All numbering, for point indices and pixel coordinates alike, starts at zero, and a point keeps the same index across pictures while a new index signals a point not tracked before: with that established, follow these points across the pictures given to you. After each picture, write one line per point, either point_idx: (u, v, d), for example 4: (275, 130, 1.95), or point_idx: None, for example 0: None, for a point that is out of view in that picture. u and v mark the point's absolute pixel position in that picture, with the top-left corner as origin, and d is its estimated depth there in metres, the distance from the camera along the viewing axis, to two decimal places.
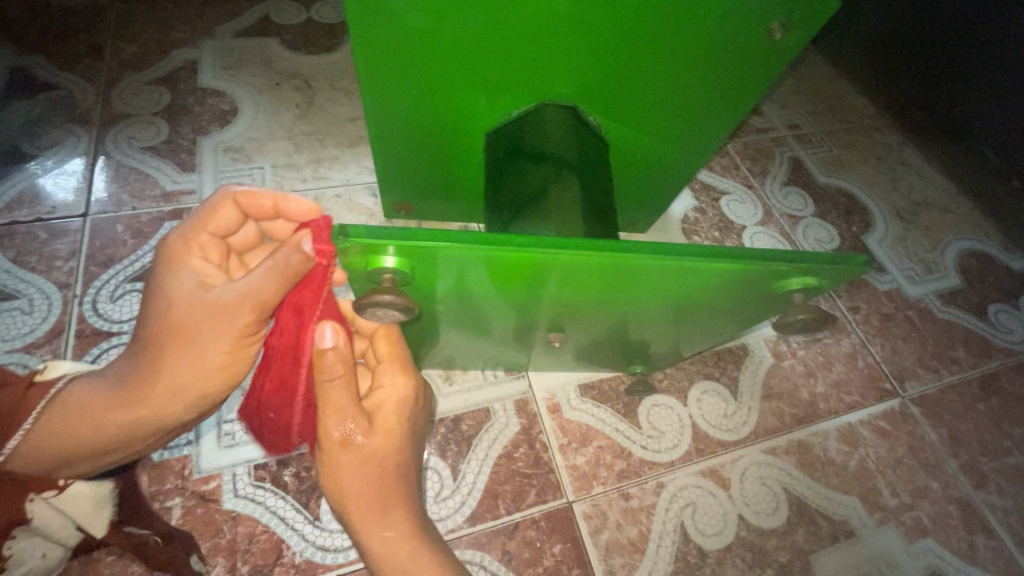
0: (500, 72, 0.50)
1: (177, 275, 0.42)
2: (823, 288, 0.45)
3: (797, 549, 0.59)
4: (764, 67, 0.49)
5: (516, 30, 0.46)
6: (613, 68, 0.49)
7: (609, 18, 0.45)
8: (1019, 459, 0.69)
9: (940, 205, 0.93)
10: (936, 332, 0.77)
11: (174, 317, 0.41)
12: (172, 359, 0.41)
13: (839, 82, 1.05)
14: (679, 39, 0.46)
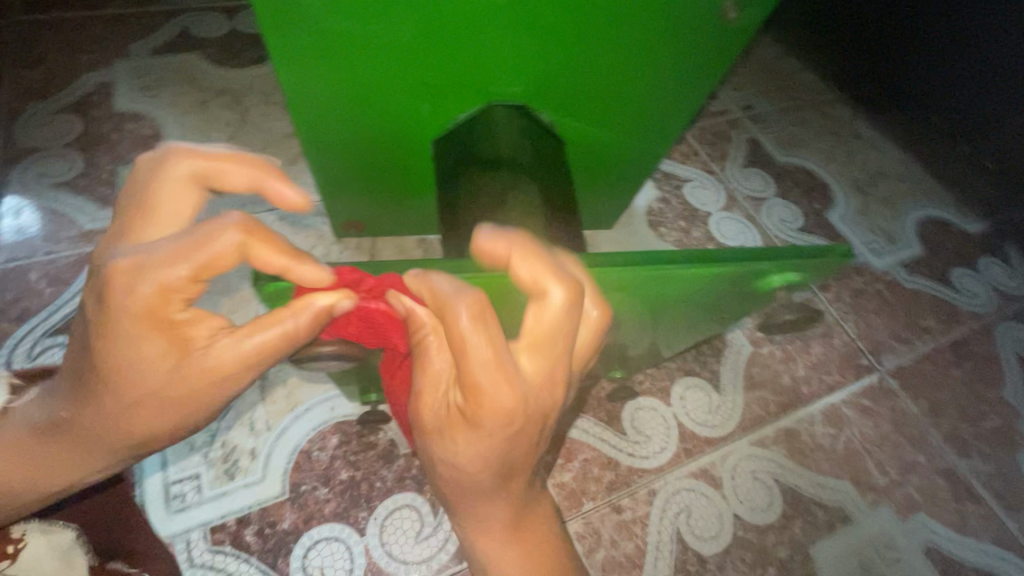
0: (442, 77, 0.46)
1: (128, 323, 0.29)
2: (805, 280, 0.44)
3: (795, 542, 0.57)
4: (718, 49, 0.47)
5: (456, 29, 0.42)
6: (565, 63, 0.46)
7: (558, 11, 0.41)
8: (997, 421, 0.69)
9: (895, 175, 0.94)
10: (904, 302, 0.77)
11: (130, 373, 0.31)
12: (144, 410, 0.33)
13: (787, 61, 1.06)
14: (633, 31, 0.43)
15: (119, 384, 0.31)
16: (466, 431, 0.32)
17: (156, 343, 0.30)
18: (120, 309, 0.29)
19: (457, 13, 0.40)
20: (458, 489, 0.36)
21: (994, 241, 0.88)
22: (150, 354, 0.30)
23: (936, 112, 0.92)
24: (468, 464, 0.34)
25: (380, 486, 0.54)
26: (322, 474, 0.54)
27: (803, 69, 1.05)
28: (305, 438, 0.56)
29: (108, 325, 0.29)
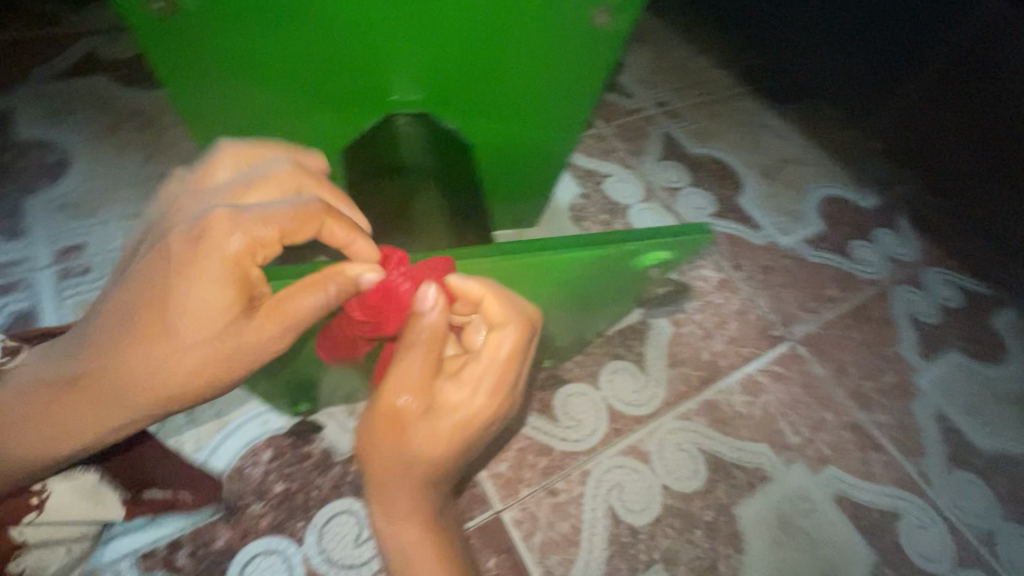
0: (335, 84, 0.49)
1: (214, 259, 0.36)
2: (677, 263, 0.48)
3: (719, 505, 0.61)
4: (599, 57, 0.50)
5: (336, 38, 0.45)
6: (450, 65, 0.49)
7: (434, 21, 0.45)
8: (894, 375, 0.76)
9: (798, 157, 1.01)
10: (809, 275, 0.84)
11: (183, 309, 0.36)
12: (166, 351, 0.37)
13: (697, 59, 1.13)
14: (507, 33, 0.47)
15: (166, 316, 0.36)
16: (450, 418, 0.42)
17: (222, 285, 0.36)
18: (211, 241, 0.36)
19: (332, 23, 0.44)
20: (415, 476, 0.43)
21: (888, 213, 0.95)
22: (213, 293, 0.36)
23: (828, 99, 1.00)
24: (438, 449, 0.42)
25: (316, 494, 0.54)
26: (256, 488, 0.54)
27: (712, 65, 1.12)
28: (236, 455, 0.56)
29: (196, 258, 0.36)
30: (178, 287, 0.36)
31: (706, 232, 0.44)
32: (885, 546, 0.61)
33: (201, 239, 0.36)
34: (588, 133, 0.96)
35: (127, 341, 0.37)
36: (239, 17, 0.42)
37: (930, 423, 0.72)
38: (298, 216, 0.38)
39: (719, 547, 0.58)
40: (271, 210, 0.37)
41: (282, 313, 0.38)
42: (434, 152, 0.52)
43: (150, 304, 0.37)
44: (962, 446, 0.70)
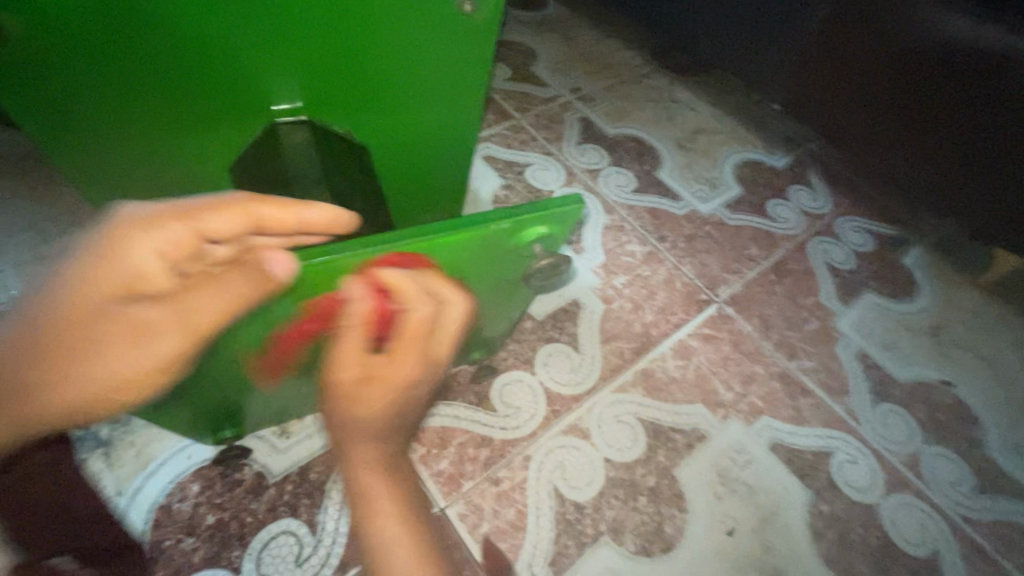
0: (211, 102, 0.49)
1: (116, 250, 0.35)
2: (558, 233, 0.45)
3: (661, 469, 0.62)
4: (476, 50, 0.49)
5: (195, 58, 0.45)
6: (323, 69, 0.50)
7: (298, 30, 0.46)
8: (817, 323, 0.79)
9: (712, 129, 1.04)
10: (730, 238, 0.87)
11: (91, 298, 0.35)
12: (105, 351, 0.37)
13: (607, 44, 1.16)
14: (371, 33, 0.47)
15: (72, 308, 0.35)
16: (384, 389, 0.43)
17: (128, 277, 0.35)
18: (119, 237, 0.35)
19: (187, 45, 0.44)
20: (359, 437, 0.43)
21: (799, 171, 1.00)
22: (116, 283, 0.35)
23: (730, 70, 1.04)
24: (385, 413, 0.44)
25: (251, 520, 0.53)
26: (185, 524, 0.52)
27: (622, 49, 1.15)
28: (162, 493, 0.53)
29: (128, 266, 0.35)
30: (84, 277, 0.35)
31: (581, 202, 0.43)
32: (820, 484, 0.64)
33: (111, 234, 0.35)
34: (505, 124, 0.96)
35: (39, 334, 0.35)
36: (93, 49, 0.41)
37: (853, 362, 0.76)
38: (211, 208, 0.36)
39: (663, 510, 0.60)
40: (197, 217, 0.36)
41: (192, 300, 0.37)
42: (320, 159, 0.54)
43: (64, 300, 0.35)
44: (883, 380, 0.74)
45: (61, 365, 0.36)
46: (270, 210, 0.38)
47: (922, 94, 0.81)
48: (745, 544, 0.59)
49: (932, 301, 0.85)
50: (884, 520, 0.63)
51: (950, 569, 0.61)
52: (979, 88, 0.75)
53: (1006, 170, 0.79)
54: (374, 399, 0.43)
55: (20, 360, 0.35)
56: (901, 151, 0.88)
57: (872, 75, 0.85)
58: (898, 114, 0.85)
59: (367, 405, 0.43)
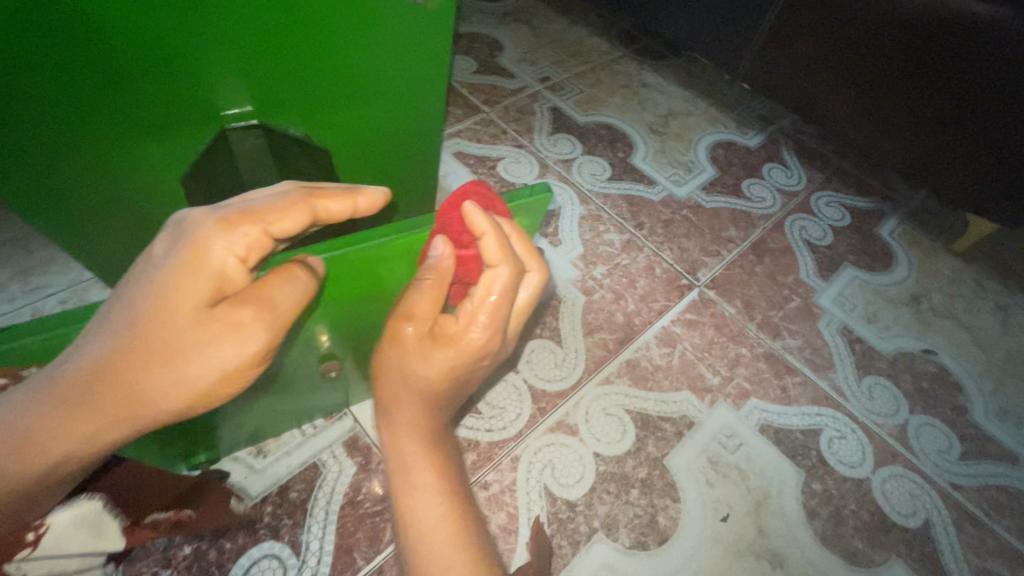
0: (152, 116, 0.45)
1: (191, 255, 0.30)
2: (527, 232, 0.44)
3: (651, 460, 0.61)
4: (431, 36, 0.49)
5: (129, 66, 0.41)
6: (272, 71, 0.46)
7: (244, 31, 0.43)
8: (798, 300, 0.79)
9: (683, 111, 1.03)
10: (708, 220, 0.86)
11: (170, 313, 0.30)
12: (150, 367, 0.30)
13: (574, 31, 1.14)
14: (319, 27, 0.44)
15: (148, 323, 0.29)
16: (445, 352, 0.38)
17: (212, 283, 0.31)
18: (194, 242, 0.30)
19: (119, 52, 0.40)
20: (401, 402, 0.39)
21: (772, 149, 1.00)
22: (200, 292, 0.30)
23: (699, 52, 1.03)
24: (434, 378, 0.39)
25: (231, 546, 0.51)
26: (161, 557, 0.50)
27: (589, 36, 1.14)
28: None
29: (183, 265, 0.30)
30: (160, 288, 0.30)
31: (548, 193, 0.41)
32: (811, 463, 0.64)
33: (181, 240, 0.30)
34: (474, 119, 0.94)
35: (110, 363, 0.29)
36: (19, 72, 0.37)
37: (836, 338, 0.75)
38: (284, 204, 0.33)
39: (656, 501, 0.59)
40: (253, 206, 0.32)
41: (266, 296, 0.32)
42: (276, 165, 0.54)
43: (135, 318, 0.30)
44: (866, 353, 0.75)
45: (135, 389, 0.30)
46: (335, 204, 0.35)
47: (889, 63, 0.80)
48: (740, 529, 0.59)
49: (910, 271, 0.85)
50: (876, 493, 0.63)
51: (943, 537, 0.61)
52: (943, 56, 0.75)
53: (969, 139, 0.79)
54: (438, 359, 0.38)
55: (83, 396, 0.29)
56: (870, 121, 0.89)
57: (841, 48, 0.84)
58: (865, 84, 0.85)
59: (427, 365, 0.38)
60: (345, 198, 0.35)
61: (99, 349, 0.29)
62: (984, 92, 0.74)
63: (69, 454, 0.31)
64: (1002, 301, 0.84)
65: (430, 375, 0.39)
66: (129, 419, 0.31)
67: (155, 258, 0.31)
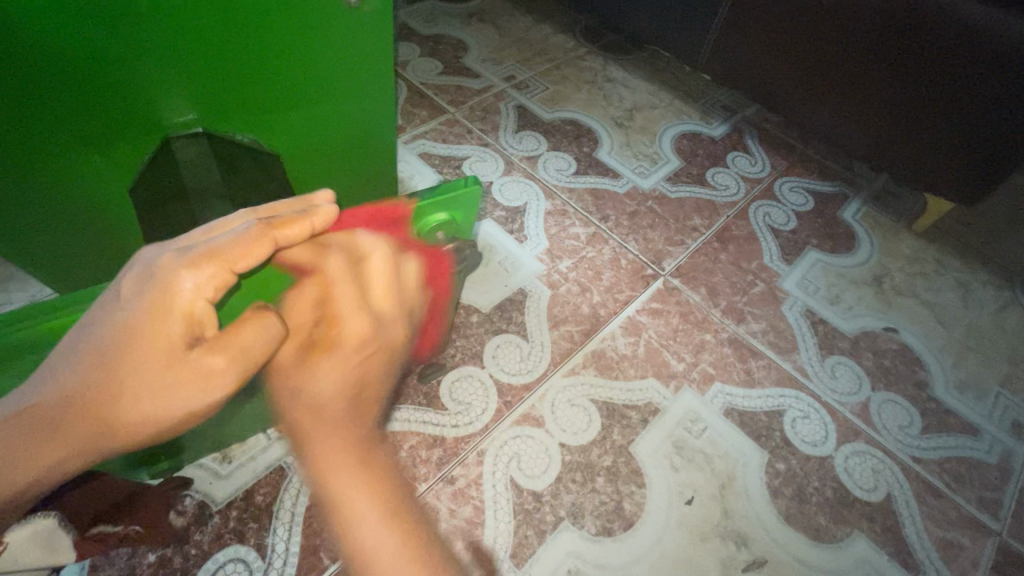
0: (104, 133, 0.46)
1: (163, 295, 0.29)
2: (462, 223, 0.44)
3: (617, 448, 0.62)
4: (372, 40, 0.51)
5: (74, 76, 0.41)
6: (214, 75, 0.47)
7: (189, 49, 0.44)
8: (762, 286, 0.80)
9: (648, 104, 1.04)
10: (673, 210, 0.87)
11: (134, 354, 0.29)
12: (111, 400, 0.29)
13: (539, 29, 1.15)
14: (262, 32, 0.45)
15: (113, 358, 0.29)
16: (327, 357, 0.35)
17: (183, 325, 0.30)
18: (160, 281, 0.29)
19: (55, 66, 0.40)
20: (311, 422, 0.34)
21: (736, 138, 1.01)
22: (172, 333, 0.30)
23: (659, 44, 1.04)
24: (328, 394, 0.35)
25: (196, 551, 0.51)
26: (124, 565, 0.50)
27: (554, 34, 1.15)
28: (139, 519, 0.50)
29: (149, 305, 0.29)
30: (128, 324, 0.29)
31: (478, 184, 0.42)
32: (774, 444, 0.65)
33: (152, 281, 0.29)
34: (439, 119, 0.94)
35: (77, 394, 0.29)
36: None
37: (799, 321, 0.77)
38: (246, 240, 0.31)
39: (621, 488, 0.60)
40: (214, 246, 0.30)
41: (235, 345, 0.31)
42: (223, 169, 0.55)
43: (99, 349, 0.29)
44: (829, 334, 0.76)
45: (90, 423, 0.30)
46: (293, 230, 0.33)
47: (839, 51, 0.83)
48: (705, 512, 0.59)
49: (872, 252, 0.87)
50: (839, 470, 0.64)
51: (905, 511, 0.62)
52: (887, 43, 0.77)
53: (914, 122, 0.82)
54: (323, 372, 0.35)
55: (38, 427, 0.29)
56: (827, 105, 0.90)
57: (790, 38, 0.87)
58: (814, 72, 0.88)
59: (317, 375, 0.35)
60: (304, 221, 0.33)
61: (58, 377, 0.29)
62: (926, 78, 0.77)
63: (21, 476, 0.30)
64: (962, 277, 0.86)
65: (330, 386, 0.35)
66: (87, 450, 0.30)
67: (126, 287, 0.30)
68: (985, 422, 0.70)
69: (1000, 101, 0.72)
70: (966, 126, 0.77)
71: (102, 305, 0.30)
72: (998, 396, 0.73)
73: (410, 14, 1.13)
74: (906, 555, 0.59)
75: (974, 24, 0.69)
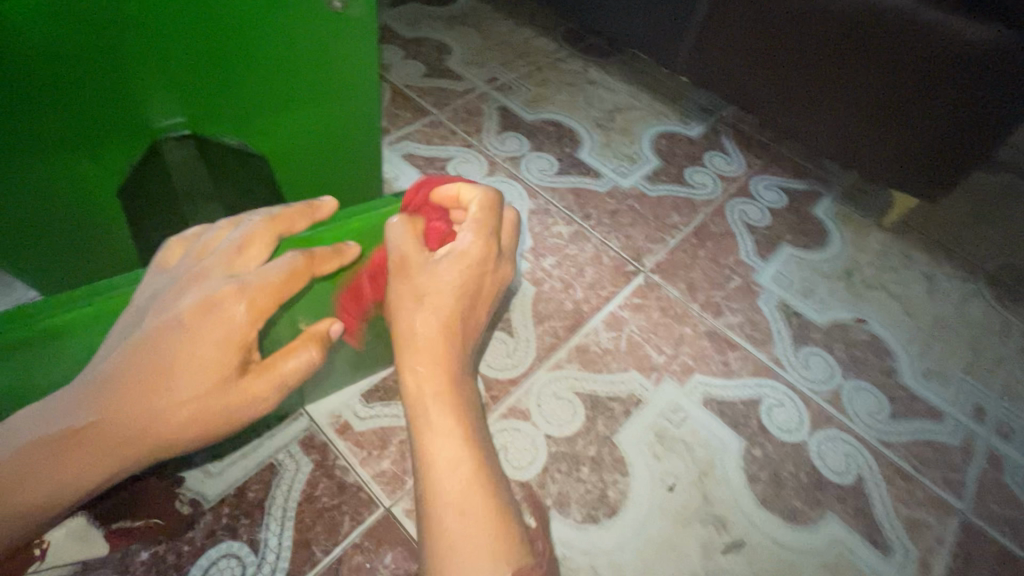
0: (96, 138, 0.48)
1: (218, 325, 0.34)
2: None
3: (601, 438, 0.64)
4: (357, 47, 0.52)
5: (65, 80, 0.43)
6: (200, 75, 0.49)
7: (174, 51, 0.46)
8: (739, 280, 0.83)
9: (628, 105, 1.07)
10: (653, 208, 0.90)
11: (186, 381, 0.34)
12: (161, 424, 0.33)
13: (520, 32, 1.17)
14: (244, 34, 0.47)
15: (160, 380, 0.33)
16: (454, 264, 0.42)
17: (238, 353, 0.35)
18: (215, 310, 0.34)
19: (43, 65, 0.41)
20: (427, 317, 0.41)
21: (713, 139, 1.04)
22: (229, 363, 0.35)
23: (637, 47, 1.07)
24: (445, 294, 0.42)
25: (188, 549, 0.52)
26: (117, 565, 0.50)
27: (536, 37, 1.17)
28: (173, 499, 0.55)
29: (207, 340, 0.34)
30: (178, 351, 0.34)
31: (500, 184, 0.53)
32: (752, 431, 0.67)
33: (209, 318, 0.34)
34: (423, 121, 0.96)
35: (127, 419, 0.33)
36: None
37: (775, 313, 0.80)
38: (285, 268, 0.37)
39: (606, 477, 0.62)
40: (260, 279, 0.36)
41: (276, 372, 0.37)
42: (211, 174, 0.57)
43: (144, 373, 0.33)
44: (803, 326, 0.79)
45: (139, 442, 0.33)
46: (328, 265, 0.40)
47: (802, 57, 0.87)
48: (686, 497, 0.62)
49: (843, 247, 0.90)
50: (813, 455, 0.67)
51: (875, 492, 0.65)
52: (844, 49, 0.82)
53: (877, 123, 0.86)
54: (447, 271, 0.42)
55: (83, 446, 0.32)
56: (798, 107, 0.93)
57: (757, 46, 0.91)
58: (782, 79, 0.92)
59: (441, 275, 0.42)
60: (337, 261, 0.41)
61: (100, 401, 0.32)
62: (883, 81, 0.81)
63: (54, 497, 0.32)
64: (928, 270, 0.90)
65: (447, 285, 0.42)
66: (134, 462, 0.34)
67: (172, 317, 0.34)
68: (949, 407, 0.74)
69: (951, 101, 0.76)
70: (927, 125, 0.81)
71: (142, 337, 0.34)
72: (961, 382, 0.77)
73: (393, 17, 1.14)
74: (876, 533, 0.63)
75: (931, 28, 0.73)
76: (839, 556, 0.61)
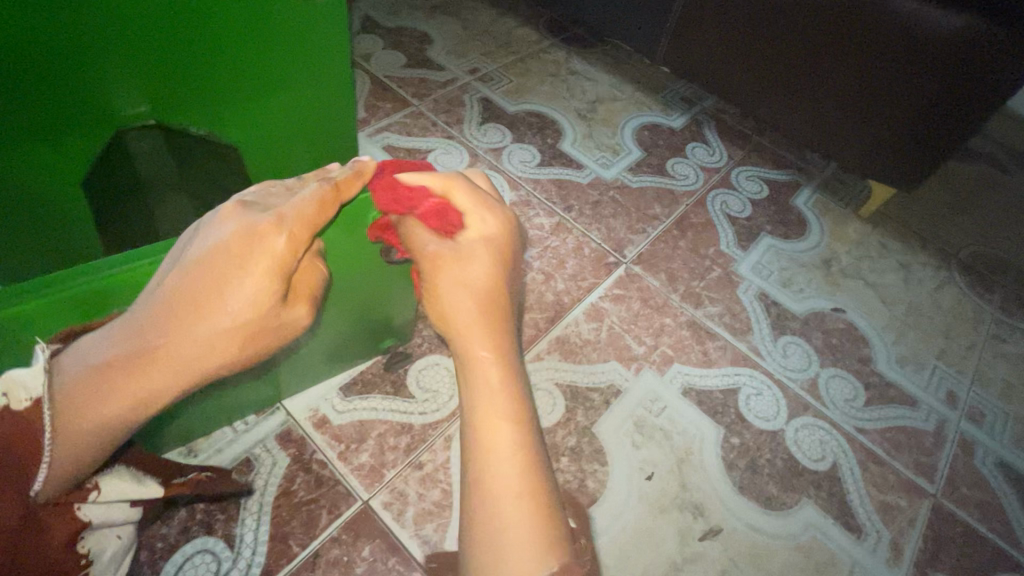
0: (59, 128, 0.48)
1: (263, 255, 0.37)
2: None
3: (581, 428, 0.64)
4: (322, 28, 0.53)
5: (22, 70, 0.42)
6: (165, 66, 0.48)
7: (130, 36, 0.45)
8: (719, 271, 0.83)
9: (611, 96, 1.07)
10: (634, 199, 0.90)
11: (233, 300, 0.36)
12: (208, 338, 0.36)
13: (503, 22, 1.16)
14: (203, 17, 0.46)
15: (212, 304, 0.36)
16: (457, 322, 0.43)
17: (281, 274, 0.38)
18: (260, 241, 0.37)
19: None
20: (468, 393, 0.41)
21: (695, 129, 1.04)
22: (273, 286, 0.38)
23: (619, 37, 1.06)
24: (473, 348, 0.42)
25: (162, 545, 0.51)
26: None
27: (518, 27, 1.16)
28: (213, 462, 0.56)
29: (254, 260, 0.37)
30: (229, 279, 0.36)
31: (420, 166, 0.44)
32: (729, 420, 0.68)
33: (252, 243, 0.37)
34: (403, 112, 0.94)
35: (179, 333, 0.35)
36: None
37: (753, 303, 0.80)
38: (321, 202, 0.40)
39: (585, 466, 0.62)
40: (287, 212, 0.39)
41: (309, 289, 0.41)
42: None
43: (192, 300, 0.35)
44: (782, 315, 0.80)
45: (191, 357, 0.35)
46: (353, 189, 0.43)
47: (773, 50, 0.88)
48: (664, 486, 0.62)
49: (822, 236, 0.91)
50: (789, 442, 0.68)
51: (849, 477, 0.66)
52: (816, 39, 0.83)
53: (847, 112, 0.87)
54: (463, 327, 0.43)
55: (137, 360, 0.33)
56: (775, 98, 0.94)
57: (733, 37, 0.92)
58: (754, 69, 0.93)
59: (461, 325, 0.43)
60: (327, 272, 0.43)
61: (164, 318, 0.35)
62: (854, 70, 0.82)
63: (103, 425, 0.33)
64: (903, 259, 0.91)
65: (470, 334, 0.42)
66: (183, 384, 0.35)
67: (217, 246, 0.37)
68: (922, 393, 0.75)
69: (920, 89, 0.77)
70: (898, 113, 0.82)
71: (195, 259, 0.37)
72: (935, 368, 0.78)
73: (374, 6, 1.12)
74: (849, 517, 0.64)
75: (903, 20, 0.74)
76: (813, 540, 0.62)
